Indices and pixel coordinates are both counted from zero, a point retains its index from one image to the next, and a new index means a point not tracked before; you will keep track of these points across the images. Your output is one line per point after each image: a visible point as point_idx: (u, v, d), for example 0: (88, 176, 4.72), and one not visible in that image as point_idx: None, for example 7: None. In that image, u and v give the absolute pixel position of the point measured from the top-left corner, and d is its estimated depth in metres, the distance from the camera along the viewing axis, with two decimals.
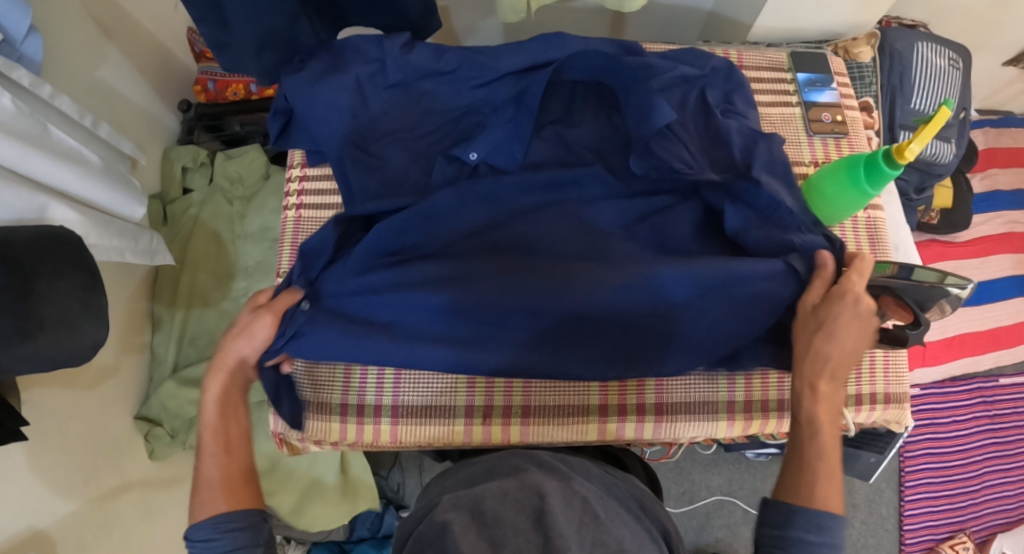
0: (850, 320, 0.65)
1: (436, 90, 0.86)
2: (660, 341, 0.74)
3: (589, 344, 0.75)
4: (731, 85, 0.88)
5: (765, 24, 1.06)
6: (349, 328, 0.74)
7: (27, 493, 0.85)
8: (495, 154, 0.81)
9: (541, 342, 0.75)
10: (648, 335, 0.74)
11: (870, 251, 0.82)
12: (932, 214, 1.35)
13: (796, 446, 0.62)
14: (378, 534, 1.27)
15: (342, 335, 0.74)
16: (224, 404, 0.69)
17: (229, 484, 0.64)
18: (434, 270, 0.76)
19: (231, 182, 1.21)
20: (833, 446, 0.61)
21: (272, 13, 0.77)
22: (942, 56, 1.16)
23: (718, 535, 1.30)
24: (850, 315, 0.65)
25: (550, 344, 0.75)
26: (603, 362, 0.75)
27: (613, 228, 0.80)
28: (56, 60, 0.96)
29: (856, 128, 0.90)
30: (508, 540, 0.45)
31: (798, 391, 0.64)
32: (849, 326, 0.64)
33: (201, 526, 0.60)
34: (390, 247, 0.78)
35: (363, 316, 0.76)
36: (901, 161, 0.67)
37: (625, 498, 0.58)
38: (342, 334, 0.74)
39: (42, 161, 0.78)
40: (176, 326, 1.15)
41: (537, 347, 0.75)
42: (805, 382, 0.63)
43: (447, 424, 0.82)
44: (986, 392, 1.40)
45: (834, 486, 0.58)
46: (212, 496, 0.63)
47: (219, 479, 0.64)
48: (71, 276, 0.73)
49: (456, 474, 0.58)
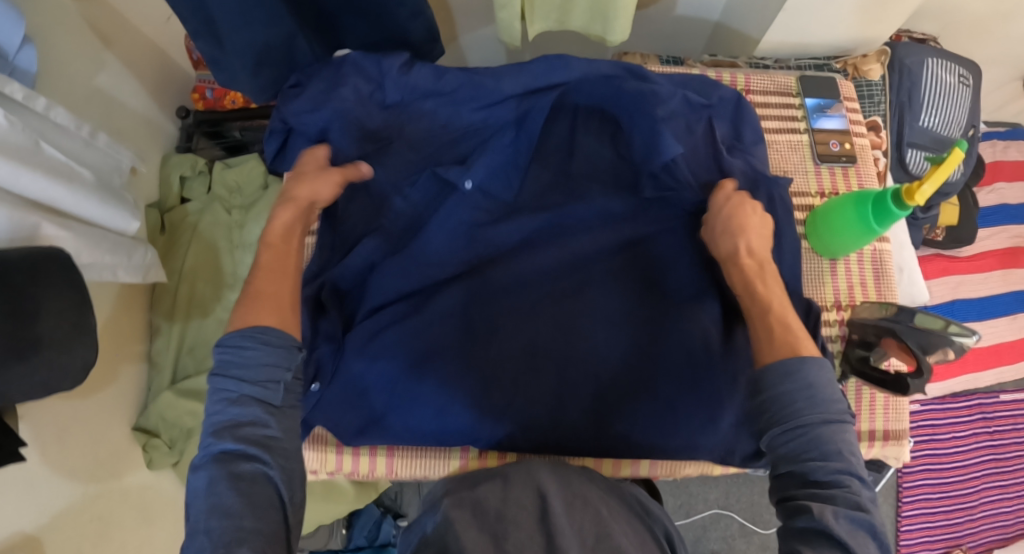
0: (748, 209, 0.74)
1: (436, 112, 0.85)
2: (653, 374, 0.78)
3: (587, 379, 0.78)
4: (739, 117, 0.87)
5: (773, 40, 1.04)
6: (375, 360, 0.77)
7: (28, 511, 0.85)
8: (491, 179, 0.80)
9: (540, 379, 0.78)
10: (643, 369, 0.78)
11: (875, 286, 0.81)
12: (937, 231, 1.34)
13: (758, 312, 0.67)
14: (375, 542, 1.28)
15: (367, 364, 0.77)
16: (287, 231, 0.72)
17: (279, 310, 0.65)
18: (442, 302, 0.78)
19: (231, 191, 1.20)
20: (779, 305, 0.67)
21: (270, 30, 0.75)
22: (952, 73, 1.14)
23: (713, 547, 1.31)
24: (742, 203, 0.75)
25: (550, 379, 0.78)
26: (601, 392, 0.78)
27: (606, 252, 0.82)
28: (52, 69, 0.94)
29: (865, 156, 0.89)
30: (510, 532, 0.54)
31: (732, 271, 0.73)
32: (752, 212, 0.74)
33: (236, 337, 0.60)
34: (399, 275, 0.79)
35: (376, 348, 0.77)
36: (911, 203, 0.66)
37: (630, 501, 0.67)
38: (367, 364, 0.77)
39: (35, 178, 0.76)
40: (174, 336, 1.13)
41: (537, 380, 0.78)
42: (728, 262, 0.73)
43: (443, 458, 0.82)
44: (986, 408, 1.40)
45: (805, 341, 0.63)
46: (255, 310, 0.64)
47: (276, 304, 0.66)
48: (60, 293, 0.71)
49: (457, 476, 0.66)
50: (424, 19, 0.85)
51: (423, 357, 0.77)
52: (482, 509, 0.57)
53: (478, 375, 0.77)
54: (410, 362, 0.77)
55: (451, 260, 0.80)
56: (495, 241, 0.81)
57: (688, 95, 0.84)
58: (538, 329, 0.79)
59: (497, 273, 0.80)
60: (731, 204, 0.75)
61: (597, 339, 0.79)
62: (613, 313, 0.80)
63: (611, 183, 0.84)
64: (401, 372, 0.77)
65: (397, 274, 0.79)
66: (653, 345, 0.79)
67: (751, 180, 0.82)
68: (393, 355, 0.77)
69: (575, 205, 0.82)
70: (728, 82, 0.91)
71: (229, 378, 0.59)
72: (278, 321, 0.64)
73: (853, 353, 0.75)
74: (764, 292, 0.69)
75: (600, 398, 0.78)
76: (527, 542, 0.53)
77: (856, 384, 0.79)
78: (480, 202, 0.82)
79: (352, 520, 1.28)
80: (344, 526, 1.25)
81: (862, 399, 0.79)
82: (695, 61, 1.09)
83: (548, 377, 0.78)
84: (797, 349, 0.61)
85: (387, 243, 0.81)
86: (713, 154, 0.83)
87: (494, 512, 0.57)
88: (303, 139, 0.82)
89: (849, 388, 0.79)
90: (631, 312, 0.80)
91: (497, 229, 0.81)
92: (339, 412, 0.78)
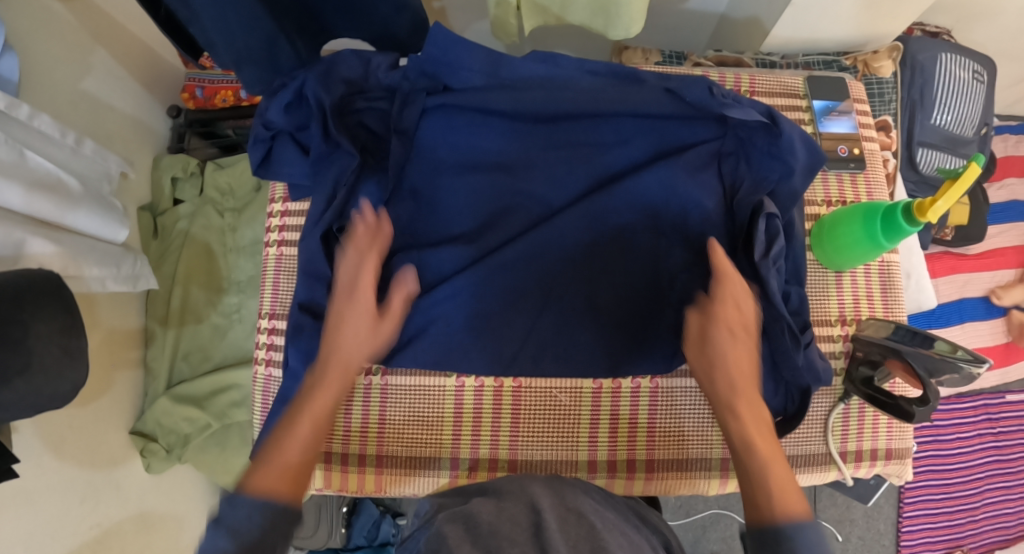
0: (731, 345, 0.65)
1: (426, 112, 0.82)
2: (664, 313, 0.79)
3: (602, 320, 0.79)
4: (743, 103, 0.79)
5: (781, 35, 1.00)
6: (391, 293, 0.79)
7: (23, 525, 0.84)
8: (501, 125, 0.82)
9: (552, 319, 0.79)
10: (655, 307, 0.79)
11: (882, 301, 0.79)
12: (946, 230, 1.30)
13: (753, 475, 0.60)
14: (374, 542, 1.27)
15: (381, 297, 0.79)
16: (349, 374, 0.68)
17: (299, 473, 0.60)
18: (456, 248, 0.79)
19: (222, 193, 1.17)
20: (775, 465, 0.61)
21: (253, 33, 0.72)
22: (965, 68, 1.10)
23: (713, 548, 1.31)
24: (733, 341, 0.66)
25: (561, 320, 0.79)
26: (616, 328, 0.79)
27: (622, 195, 0.80)
28: (34, 75, 0.92)
29: (874, 161, 0.86)
30: (504, 548, 0.51)
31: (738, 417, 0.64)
32: (741, 353, 0.65)
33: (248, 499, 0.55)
34: (422, 219, 0.82)
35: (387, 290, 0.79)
36: (922, 220, 0.63)
37: (624, 509, 0.68)
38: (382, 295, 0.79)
39: (19, 193, 0.75)
40: (169, 342, 1.12)
41: (550, 320, 0.79)
42: (725, 407, 0.65)
43: (432, 476, 0.80)
44: (991, 408, 1.39)
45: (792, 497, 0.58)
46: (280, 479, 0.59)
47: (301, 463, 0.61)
48: (48, 316, 0.69)
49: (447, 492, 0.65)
50: (409, 13, 0.83)
51: (431, 303, 0.78)
52: (475, 525, 0.54)
53: (484, 331, 0.79)
54: (419, 315, 0.79)
55: (463, 216, 0.82)
56: (513, 182, 0.82)
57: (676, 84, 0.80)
58: (548, 283, 0.79)
59: (506, 227, 0.81)
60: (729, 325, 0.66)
61: (602, 298, 0.80)
62: (630, 248, 0.80)
63: (617, 125, 0.82)
64: (415, 311, 0.79)
65: (425, 216, 0.82)
66: (657, 301, 0.79)
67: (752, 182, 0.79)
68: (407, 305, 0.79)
69: (602, 158, 0.82)
70: (733, 84, 0.88)
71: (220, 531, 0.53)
72: (288, 490, 0.58)
73: (858, 373, 0.74)
74: (763, 451, 0.62)
75: (599, 358, 0.79)
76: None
77: (859, 403, 0.78)
78: (506, 143, 0.83)
79: (352, 519, 1.27)
80: (344, 524, 1.23)
81: (863, 418, 0.78)
82: (698, 57, 1.05)
83: (552, 330, 0.79)
84: (789, 513, 0.56)
85: (410, 192, 0.82)
86: (707, 145, 0.80)
87: (488, 526, 0.54)
88: (288, 142, 0.81)
89: (852, 406, 0.78)
90: (641, 265, 0.80)
91: (511, 166, 0.83)
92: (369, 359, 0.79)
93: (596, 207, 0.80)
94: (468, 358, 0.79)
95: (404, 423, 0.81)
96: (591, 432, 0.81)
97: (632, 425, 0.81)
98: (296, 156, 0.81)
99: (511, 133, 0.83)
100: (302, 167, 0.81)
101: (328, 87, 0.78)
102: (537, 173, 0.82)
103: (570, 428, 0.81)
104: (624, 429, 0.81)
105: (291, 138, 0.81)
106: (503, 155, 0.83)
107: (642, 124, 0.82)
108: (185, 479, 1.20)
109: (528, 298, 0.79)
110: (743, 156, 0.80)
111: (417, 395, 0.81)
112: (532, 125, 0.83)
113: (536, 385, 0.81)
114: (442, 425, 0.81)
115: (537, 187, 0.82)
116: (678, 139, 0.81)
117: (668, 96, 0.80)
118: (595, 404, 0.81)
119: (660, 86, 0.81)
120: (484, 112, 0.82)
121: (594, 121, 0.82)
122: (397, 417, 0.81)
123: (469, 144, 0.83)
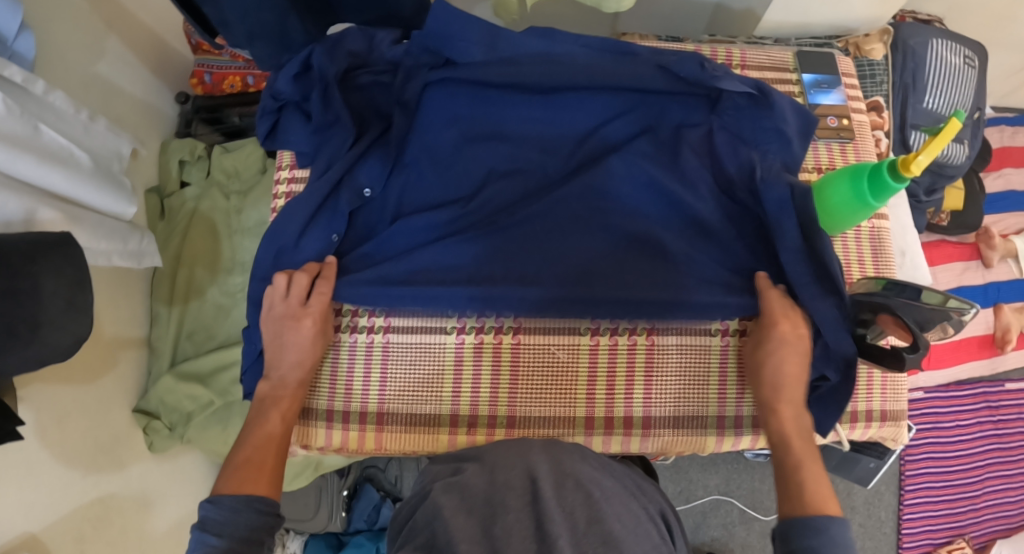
0: (786, 361, 0.73)
1: (428, 85, 0.84)
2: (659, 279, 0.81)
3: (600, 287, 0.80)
4: (736, 79, 0.81)
5: (773, 19, 1.03)
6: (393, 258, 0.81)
7: (26, 494, 0.85)
8: (503, 103, 0.84)
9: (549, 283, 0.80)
10: (646, 271, 0.81)
11: (873, 262, 0.85)
12: (941, 215, 1.33)
13: (786, 468, 0.67)
14: (374, 527, 1.25)
15: (383, 258, 0.82)
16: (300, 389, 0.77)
17: (256, 472, 0.67)
18: (457, 215, 0.82)
19: (228, 175, 1.20)
20: (812, 458, 0.67)
21: (265, 6, 0.74)
22: (957, 54, 1.13)
23: (713, 534, 1.30)
24: (785, 350, 0.73)
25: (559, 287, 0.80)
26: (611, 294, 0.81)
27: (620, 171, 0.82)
28: (48, 57, 0.94)
29: (863, 132, 0.91)
30: (499, 516, 0.51)
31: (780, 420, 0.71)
32: (791, 357, 0.73)
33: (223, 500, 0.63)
34: (424, 187, 0.84)
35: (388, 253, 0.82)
36: (907, 174, 0.66)
37: (623, 478, 0.64)
38: (383, 256, 0.82)
39: (32, 165, 0.74)
40: (173, 321, 1.13)
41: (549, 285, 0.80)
42: (770, 407, 0.72)
43: (431, 432, 0.82)
44: (991, 396, 1.38)
45: (831, 499, 0.62)
46: (245, 477, 0.67)
47: (258, 465, 0.68)
48: (57, 272, 0.68)
49: (444, 463, 0.65)
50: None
51: (432, 266, 0.80)
52: (472, 496, 0.54)
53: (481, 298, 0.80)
54: (421, 281, 0.80)
55: (463, 183, 0.84)
56: (512, 152, 0.84)
57: (667, 59, 0.82)
58: (541, 249, 0.80)
59: (505, 194, 0.83)
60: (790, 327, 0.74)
61: (599, 268, 0.80)
62: (624, 212, 0.82)
63: (614, 97, 0.84)
64: (417, 277, 0.80)
65: (428, 180, 0.84)
66: (648, 270, 0.80)
67: (739, 147, 0.82)
68: (406, 272, 0.80)
69: (597, 136, 0.84)
70: (724, 58, 0.93)
71: (206, 531, 0.61)
72: (268, 489, 0.67)
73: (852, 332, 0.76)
74: (799, 449, 0.68)
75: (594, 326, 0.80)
76: (516, 526, 0.50)
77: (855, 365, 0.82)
78: (514, 118, 0.85)
79: (352, 503, 1.27)
80: (345, 508, 1.23)
81: (860, 380, 0.82)
82: (694, 40, 1.08)
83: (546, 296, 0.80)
84: (820, 508, 0.61)
85: (418, 161, 0.84)
86: (696, 117, 0.84)
87: (484, 497, 0.54)
88: (295, 112, 0.84)
89: None
90: (631, 234, 0.81)
91: (509, 136, 0.85)
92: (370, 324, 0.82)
93: (587, 180, 0.82)
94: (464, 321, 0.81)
95: (405, 379, 0.82)
96: (589, 388, 0.82)
97: (628, 384, 0.82)
98: (302, 125, 0.83)
99: (512, 108, 0.84)
100: (306, 135, 0.83)
101: (334, 58, 0.81)
102: (531, 144, 0.85)
103: (569, 384, 0.82)
104: (620, 388, 0.82)
105: (299, 109, 0.84)
106: (500, 126, 0.85)
107: (635, 103, 0.84)
108: (185, 462, 1.20)
109: (531, 263, 0.80)
110: (739, 129, 0.82)
111: (418, 351, 0.82)
112: (536, 96, 0.84)
113: (532, 345, 0.82)
114: (442, 382, 0.82)
115: (534, 160, 0.84)
116: (666, 116, 0.84)
117: (662, 70, 0.82)
118: (593, 358, 0.82)
119: (653, 62, 0.82)
120: (484, 84, 0.84)
121: (604, 94, 0.84)
122: (399, 373, 0.83)
123: (469, 116, 0.85)
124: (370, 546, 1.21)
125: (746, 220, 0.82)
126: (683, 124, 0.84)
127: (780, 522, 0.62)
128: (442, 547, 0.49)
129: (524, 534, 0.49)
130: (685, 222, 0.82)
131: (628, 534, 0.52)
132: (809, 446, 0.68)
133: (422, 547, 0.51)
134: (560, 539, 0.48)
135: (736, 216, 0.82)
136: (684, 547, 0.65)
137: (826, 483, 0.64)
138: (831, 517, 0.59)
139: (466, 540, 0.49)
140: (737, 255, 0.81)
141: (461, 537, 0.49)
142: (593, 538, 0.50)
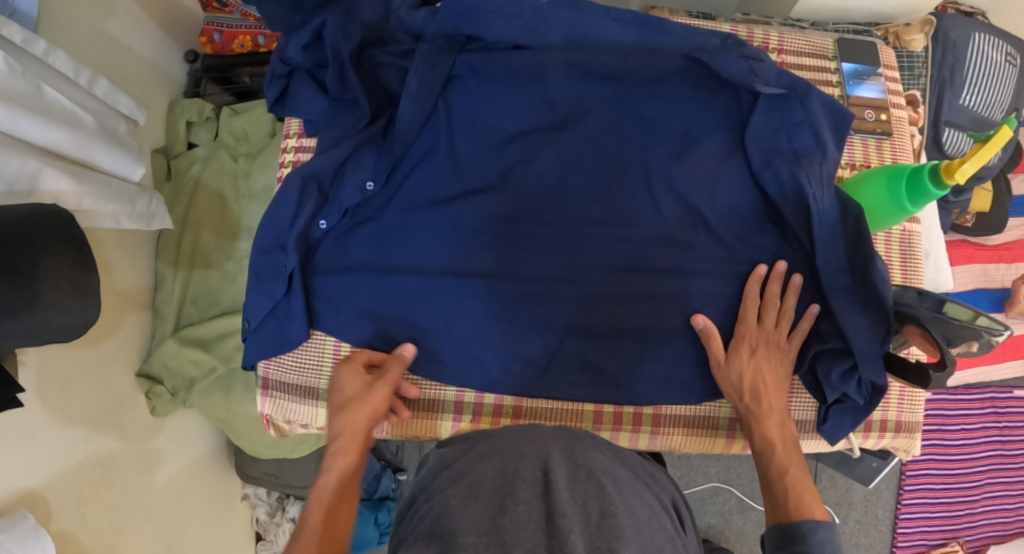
0: (761, 376, 0.74)
1: (452, 74, 0.80)
2: (673, 275, 0.79)
3: (609, 289, 0.79)
4: (787, 76, 0.77)
5: (813, 2, 0.97)
6: (409, 248, 0.80)
7: (27, 459, 0.84)
8: (524, 95, 0.79)
9: (562, 278, 0.80)
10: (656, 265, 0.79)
11: (900, 267, 0.83)
12: (966, 216, 1.29)
13: (774, 473, 0.69)
14: (374, 496, 1.27)
15: (395, 248, 0.80)
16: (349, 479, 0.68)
17: None
18: (472, 209, 0.80)
19: (237, 138, 1.17)
20: (795, 468, 0.68)
21: None
22: (998, 50, 1.08)
23: (710, 521, 1.31)
24: (758, 364, 0.74)
25: (574, 286, 0.79)
26: (621, 293, 0.79)
27: (636, 165, 0.79)
28: (52, 11, 0.90)
29: (900, 127, 0.88)
30: (507, 507, 0.48)
31: (764, 435, 0.72)
32: (766, 370, 0.74)
33: None
34: (442, 179, 0.80)
35: (397, 245, 0.80)
36: (950, 181, 0.64)
37: (636, 467, 0.63)
38: (396, 247, 0.80)
39: (32, 126, 0.70)
40: (178, 286, 1.11)
41: (560, 281, 0.80)
42: (755, 421, 0.73)
43: (435, 418, 0.82)
44: (998, 401, 1.37)
45: (816, 501, 0.64)
46: None
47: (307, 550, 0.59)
48: (57, 253, 0.66)
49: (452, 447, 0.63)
50: None
51: (448, 261, 0.80)
52: (480, 484, 0.53)
53: (491, 297, 0.79)
54: (431, 275, 0.79)
55: (478, 175, 0.80)
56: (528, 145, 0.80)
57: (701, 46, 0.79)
58: (558, 251, 0.80)
59: (522, 190, 0.80)
60: (764, 352, 0.75)
61: (622, 271, 0.79)
62: (644, 210, 0.79)
63: (645, 86, 0.80)
64: (430, 264, 0.79)
65: (440, 174, 0.80)
66: (655, 286, 0.79)
67: (773, 140, 0.77)
68: (409, 270, 0.80)
69: (627, 138, 0.79)
70: (761, 41, 0.88)
71: None
72: None
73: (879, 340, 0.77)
74: (781, 454, 0.70)
75: (601, 331, 0.79)
76: (525, 518, 0.48)
77: (899, 389, 0.82)
78: (537, 115, 0.80)
79: None
80: None
81: (891, 392, 0.82)
82: (725, 19, 1.02)
83: (564, 301, 0.79)
84: (806, 513, 0.63)
85: (429, 156, 0.80)
86: (726, 118, 0.79)
87: (494, 485, 0.52)
88: (305, 79, 0.80)
89: (892, 391, 0.82)
90: (646, 239, 0.79)
91: (525, 126, 0.80)
92: (379, 318, 0.80)
93: (613, 193, 0.80)
94: (479, 340, 0.79)
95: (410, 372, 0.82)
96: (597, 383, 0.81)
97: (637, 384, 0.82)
98: (315, 94, 0.80)
99: (533, 100, 0.79)
100: (319, 105, 0.80)
101: (348, 33, 0.76)
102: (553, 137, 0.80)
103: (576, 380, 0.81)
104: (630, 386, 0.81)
105: (309, 75, 0.81)
106: (518, 116, 0.80)
107: (662, 95, 0.79)
108: (186, 425, 1.19)
109: (551, 261, 0.80)
110: (785, 126, 0.76)
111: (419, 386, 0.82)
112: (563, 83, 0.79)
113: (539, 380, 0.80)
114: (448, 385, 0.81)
115: (548, 162, 0.80)
116: (696, 109, 0.79)
117: (693, 67, 0.80)
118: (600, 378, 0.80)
119: (682, 54, 0.79)
120: (504, 73, 0.79)
121: (646, 93, 0.79)
122: None
123: (491, 105, 0.79)
124: (369, 516, 1.23)
125: (768, 218, 0.79)
126: (713, 123, 0.79)
127: (775, 527, 0.63)
128: (446, 538, 0.48)
129: (533, 527, 0.47)
130: (705, 217, 0.79)
131: (641, 528, 0.51)
132: (795, 456, 0.70)
133: (424, 537, 0.50)
134: (572, 533, 0.46)
135: (760, 213, 0.79)
136: (693, 534, 0.64)
137: (811, 488, 0.66)
138: (820, 522, 0.61)
139: (472, 530, 0.47)
140: (761, 252, 0.79)
141: (468, 528, 0.48)
142: (604, 532, 0.47)
